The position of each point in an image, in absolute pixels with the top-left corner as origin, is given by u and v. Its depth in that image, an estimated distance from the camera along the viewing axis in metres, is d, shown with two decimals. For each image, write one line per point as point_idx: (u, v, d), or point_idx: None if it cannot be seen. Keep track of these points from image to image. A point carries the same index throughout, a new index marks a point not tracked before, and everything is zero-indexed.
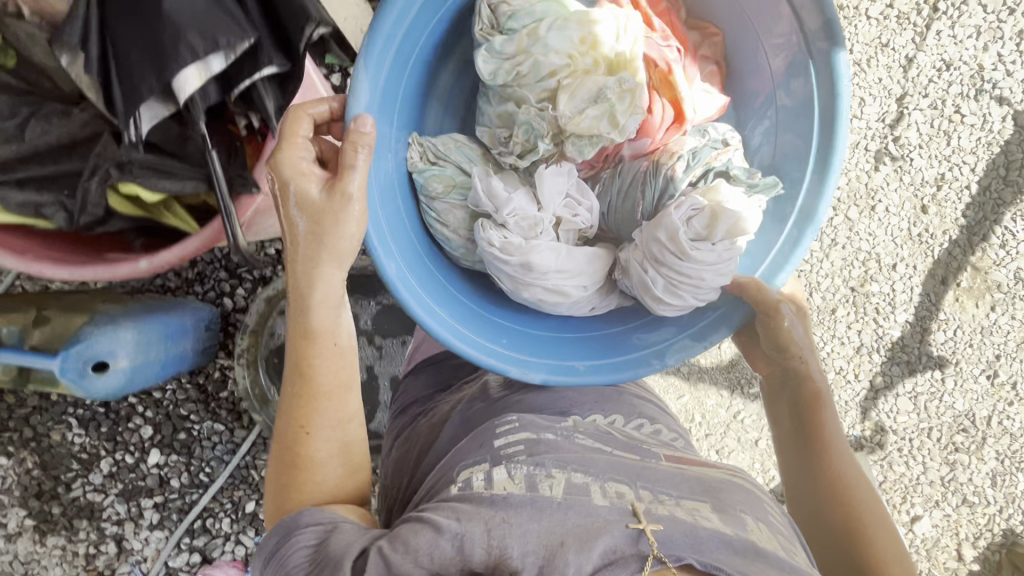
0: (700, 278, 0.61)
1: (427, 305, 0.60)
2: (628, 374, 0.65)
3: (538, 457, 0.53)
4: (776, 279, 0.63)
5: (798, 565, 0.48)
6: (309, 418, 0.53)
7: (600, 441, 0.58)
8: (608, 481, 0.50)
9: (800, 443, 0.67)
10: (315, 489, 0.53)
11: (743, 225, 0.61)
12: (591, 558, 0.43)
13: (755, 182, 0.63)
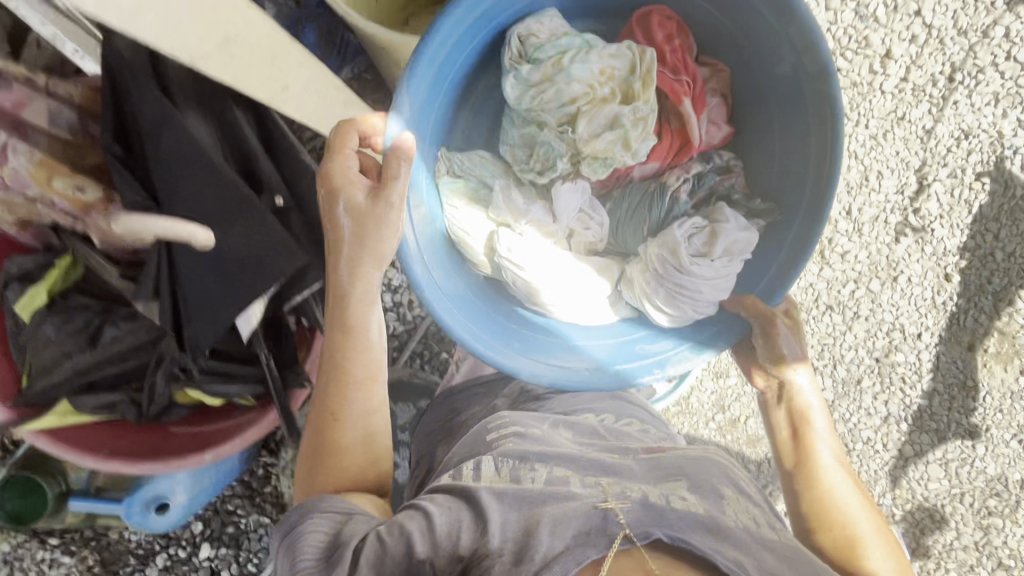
0: (700, 291, 0.66)
1: (447, 306, 0.66)
2: (629, 380, 0.71)
3: (521, 452, 0.60)
4: (773, 297, 0.69)
5: (767, 534, 0.54)
6: (341, 407, 0.60)
7: (587, 443, 0.65)
8: (590, 475, 0.56)
9: (793, 455, 0.67)
10: (342, 469, 0.60)
11: (739, 245, 0.67)
12: (564, 537, 0.47)
13: (755, 208, 0.71)
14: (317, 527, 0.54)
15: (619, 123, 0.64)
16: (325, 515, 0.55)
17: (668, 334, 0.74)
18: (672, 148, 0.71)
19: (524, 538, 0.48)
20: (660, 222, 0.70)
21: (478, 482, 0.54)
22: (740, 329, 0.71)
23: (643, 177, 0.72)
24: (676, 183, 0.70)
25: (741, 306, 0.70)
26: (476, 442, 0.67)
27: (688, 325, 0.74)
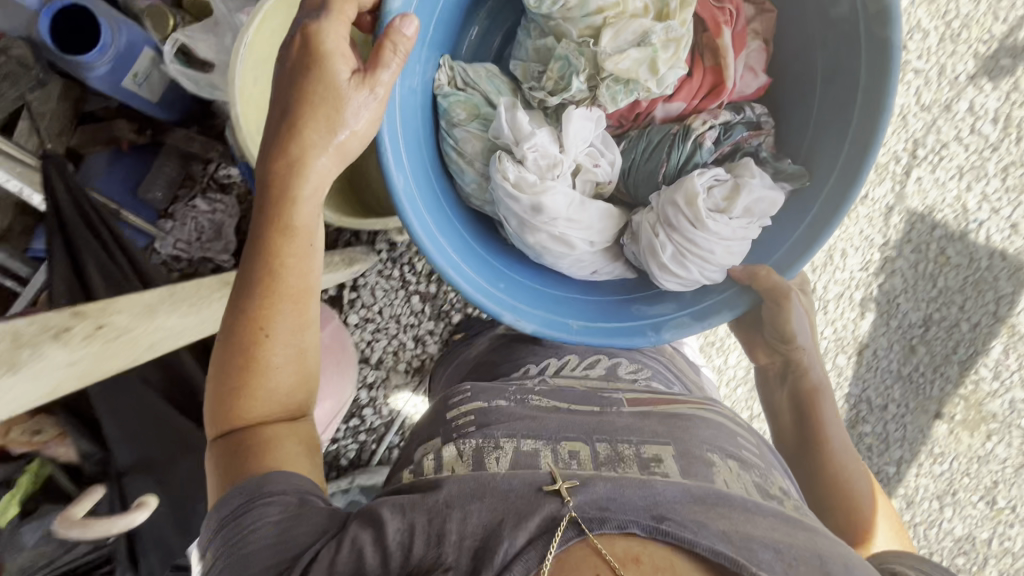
0: (710, 251, 0.59)
1: (431, 232, 0.60)
2: (620, 341, 0.65)
3: (487, 429, 0.60)
4: (789, 271, 0.63)
5: (761, 503, 0.52)
6: (269, 319, 0.51)
7: (559, 400, 0.66)
8: (560, 443, 0.57)
9: (799, 437, 0.64)
10: (266, 394, 0.52)
11: (762, 206, 0.59)
12: (526, 531, 0.45)
13: (784, 170, 0.64)
14: (267, 518, 0.47)
15: (648, 40, 0.56)
16: (271, 504, 0.48)
17: (667, 302, 0.68)
18: (702, 91, 0.64)
19: (483, 541, 0.46)
20: (676, 172, 0.63)
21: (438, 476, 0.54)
22: (747, 302, 0.64)
23: (665, 121, 0.65)
24: (700, 127, 0.63)
25: (750, 276, 0.63)
26: (436, 422, 0.67)
27: (689, 292, 0.67)
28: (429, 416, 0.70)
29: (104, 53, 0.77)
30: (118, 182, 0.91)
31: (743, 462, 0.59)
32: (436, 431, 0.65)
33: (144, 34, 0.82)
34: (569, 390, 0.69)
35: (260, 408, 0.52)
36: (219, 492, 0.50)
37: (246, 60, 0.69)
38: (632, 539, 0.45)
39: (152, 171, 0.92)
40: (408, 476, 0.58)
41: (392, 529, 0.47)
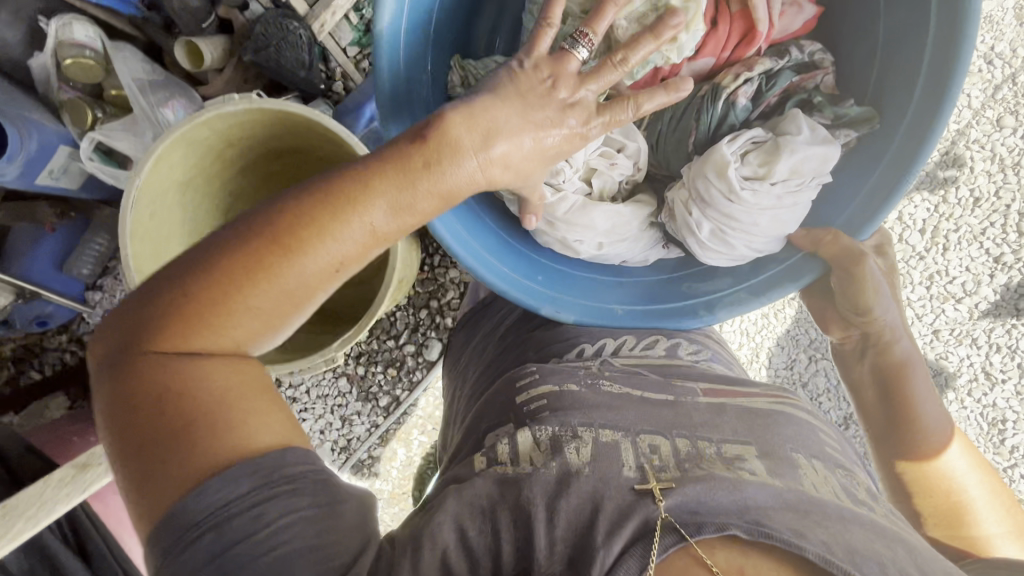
0: (754, 222, 0.58)
1: (460, 236, 0.60)
2: (670, 323, 0.63)
3: (562, 415, 0.62)
4: (863, 231, 0.55)
5: (862, 513, 0.52)
6: (345, 251, 0.41)
7: (630, 388, 0.67)
8: (639, 436, 0.59)
9: (886, 418, 0.60)
10: (265, 295, 0.40)
11: (806, 164, 0.57)
12: (622, 537, 0.48)
13: (845, 116, 0.58)
14: (296, 509, 0.39)
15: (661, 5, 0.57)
16: (297, 491, 0.40)
17: (722, 275, 0.64)
18: (732, 41, 0.60)
19: (580, 544, 0.49)
20: (706, 139, 0.62)
21: (518, 467, 0.57)
22: (813, 273, 0.56)
23: (693, 77, 0.63)
24: (733, 82, 0.60)
25: (813, 243, 0.57)
26: (504, 409, 0.68)
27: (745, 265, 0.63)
28: (493, 397, 0.72)
29: (19, 160, 0.79)
30: (44, 260, 0.94)
31: (829, 460, 0.58)
32: (505, 416, 0.66)
33: (52, 131, 0.84)
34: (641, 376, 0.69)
35: (251, 310, 0.40)
36: (165, 441, 0.38)
37: (141, 194, 0.68)
38: (729, 548, 0.48)
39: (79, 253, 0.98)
40: (480, 461, 0.60)
41: (476, 531, 0.52)
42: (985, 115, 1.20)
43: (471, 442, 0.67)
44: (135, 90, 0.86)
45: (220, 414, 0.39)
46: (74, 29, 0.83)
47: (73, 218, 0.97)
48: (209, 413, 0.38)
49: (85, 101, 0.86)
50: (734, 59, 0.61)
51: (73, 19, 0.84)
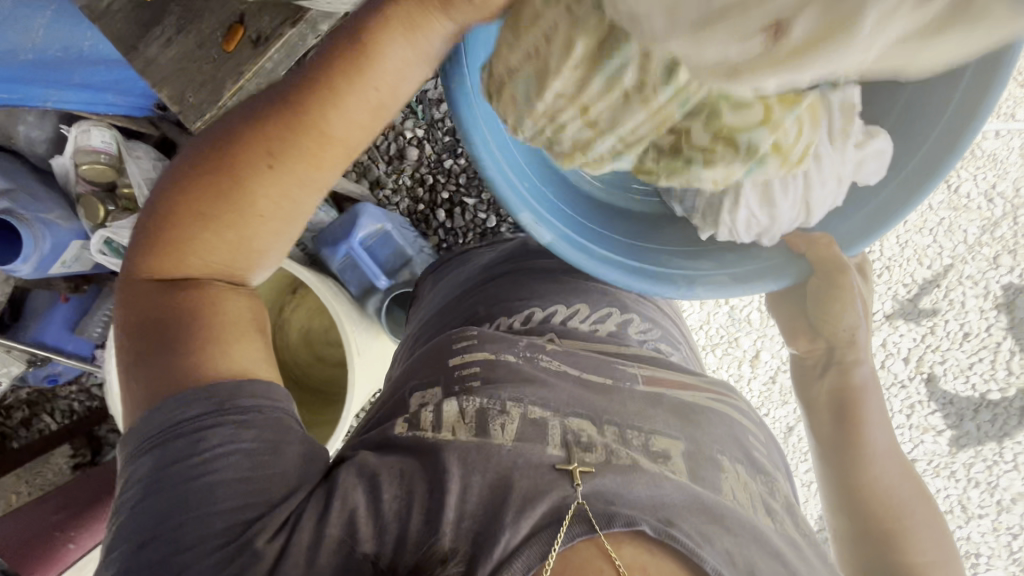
0: (828, 178, 0.59)
1: (481, 129, 0.62)
2: (641, 284, 0.66)
3: (493, 388, 0.60)
4: (853, 247, 0.61)
5: (761, 525, 0.51)
6: (274, 160, 0.50)
7: (574, 366, 0.65)
8: (568, 418, 0.58)
9: (838, 440, 0.66)
10: (211, 206, 0.52)
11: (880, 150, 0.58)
12: (524, 526, 0.48)
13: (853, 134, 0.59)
14: (235, 441, 0.51)
15: None
16: (244, 424, 0.52)
17: (705, 261, 0.66)
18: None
19: (482, 522, 0.49)
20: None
21: (440, 434, 0.56)
22: (801, 270, 0.61)
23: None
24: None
25: (807, 243, 0.61)
26: (435, 365, 0.65)
27: (731, 256, 0.65)
28: (428, 352, 0.69)
29: (40, 256, 1.05)
30: (58, 322, 1.25)
31: (752, 466, 0.58)
32: (433, 374, 0.64)
33: (65, 230, 1.10)
34: (584, 356, 0.67)
35: (207, 223, 0.52)
36: (146, 347, 0.54)
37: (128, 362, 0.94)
38: (639, 544, 0.47)
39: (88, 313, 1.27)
40: (401, 425, 0.59)
41: (389, 496, 0.52)
42: (981, 251, 1.30)
43: (395, 399, 0.65)
44: (145, 188, 1.12)
45: (187, 330, 0.53)
46: (91, 137, 1.08)
47: (87, 289, 1.28)
48: (171, 333, 0.53)
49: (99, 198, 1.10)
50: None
51: (92, 127, 1.09)
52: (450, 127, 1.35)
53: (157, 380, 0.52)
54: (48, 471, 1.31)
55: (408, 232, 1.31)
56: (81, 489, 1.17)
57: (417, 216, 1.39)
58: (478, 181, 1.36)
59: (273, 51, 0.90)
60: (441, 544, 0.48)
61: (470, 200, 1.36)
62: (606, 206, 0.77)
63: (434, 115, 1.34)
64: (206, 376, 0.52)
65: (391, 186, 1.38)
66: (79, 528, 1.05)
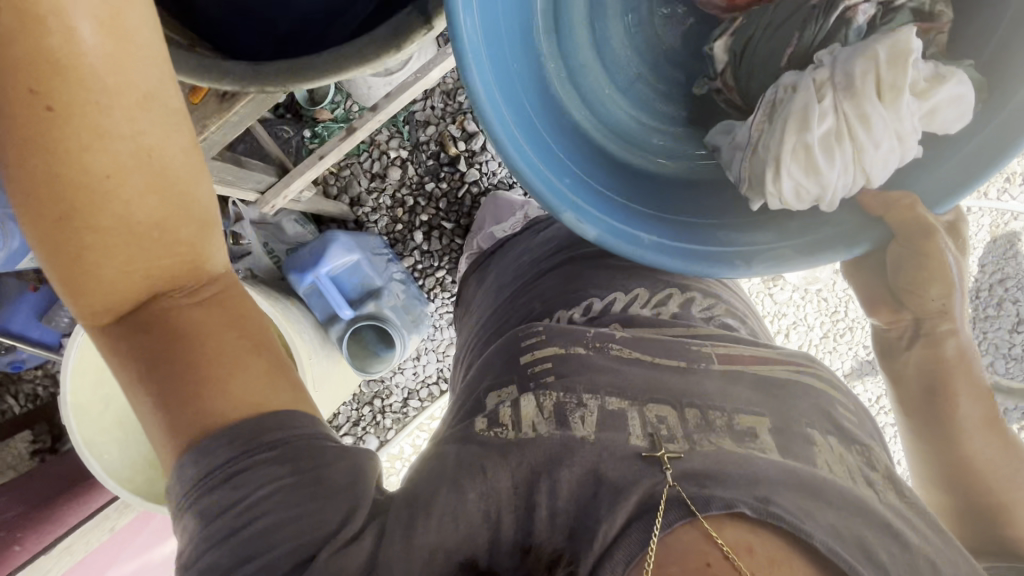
0: (881, 142, 0.59)
1: (511, 134, 0.59)
2: (700, 268, 0.62)
3: (567, 380, 0.58)
4: (941, 205, 0.60)
5: (859, 494, 0.50)
6: (58, 99, 0.43)
7: (645, 351, 0.63)
8: (647, 405, 0.56)
9: (931, 419, 0.69)
10: (64, 199, 0.45)
11: (944, 106, 0.58)
12: (622, 512, 0.47)
13: (922, 76, 0.59)
14: (275, 478, 0.48)
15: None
16: (278, 459, 0.49)
17: (767, 231, 0.66)
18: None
19: (577, 514, 0.48)
20: (805, 49, 0.68)
21: (521, 433, 0.54)
22: (878, 234, 0.61)
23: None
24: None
25: (885, 207, 0.60)
26: (507, 366, 0.64)
27: (793, 224, 0.65)
28: (498, 351, 0.68)
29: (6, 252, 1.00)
30: (24, 311, 1.21)
31: (845, 436, 0.57)
32: (507, 374, 0.63)
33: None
34: (651, 341, 0.65)
35: (84, 225, 0.46)
36: (149, 398, 0.50)
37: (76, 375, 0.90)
38: (741, 527, 0.46)
39: (56, 303, 1.22)
40: (481, 423, 0.57)
41: (475, 496, 0.50)
42: None
43: (471, 401, 0.64)
44: None
45: (161, 356, 0.50)
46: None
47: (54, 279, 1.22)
48: (161, 370, 0.50)
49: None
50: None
51: None
52: (434, 150, 1.49)
53: (177, 428, 0.49)
54: (7, 455, 1.30)
55: (376, 263, 1.40)
56: (29, 490, 1.13)
57: (395, 235, 1.52)
58: (457, 207, 1.50)
59: (241, 107, 0.80)
60: (546, 547, 0.48)
61: (446, 225, 1.51)
62: (665, 180, 0.79)
63: (420, 137, 1.48)
64: (211, 415, 0.49)
65: (371, 205, 1.49)
66: (26, 530, 1.02)
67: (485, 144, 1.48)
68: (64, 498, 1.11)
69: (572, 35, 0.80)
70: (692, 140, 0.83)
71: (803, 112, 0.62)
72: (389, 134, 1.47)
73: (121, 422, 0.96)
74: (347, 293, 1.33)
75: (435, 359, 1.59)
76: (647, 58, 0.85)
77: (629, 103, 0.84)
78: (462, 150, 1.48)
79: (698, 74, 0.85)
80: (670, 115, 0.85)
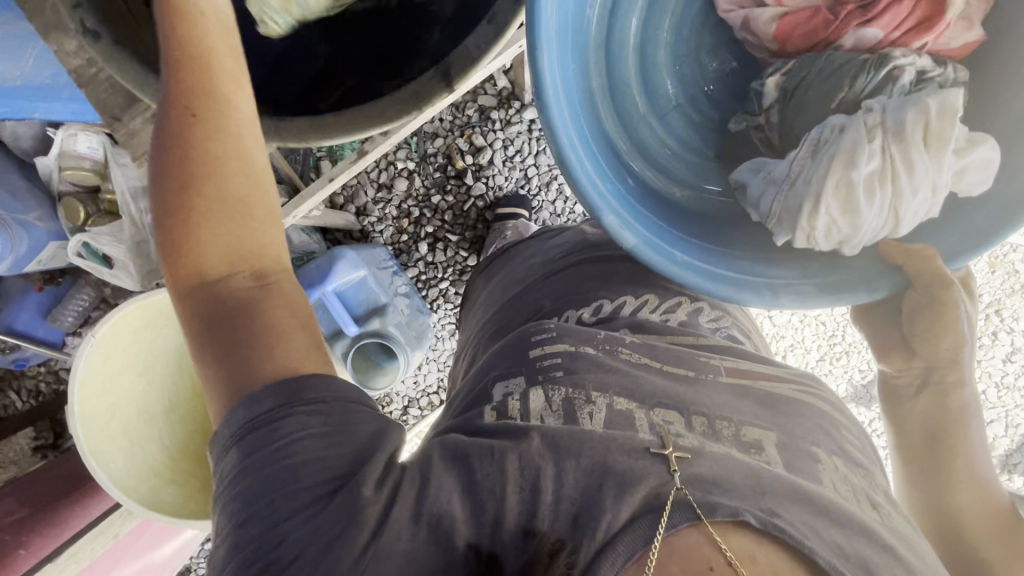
0: (916, 192, 0.63)
1: (574, 140, 0.61)
2: (725, 292, 0.65)
3: (576, 377, 0.60)
4: (955, 263, 0.64)
5: (860, 516, 0.52)
6: (195, 99, 0.53)
7: (652, 357, 0.65)
8: (653, 409, 0.58)
9: (930, 462, 0.71)
10: (186, 175, 0.52)
11: (971, 173, 0.62)
12: (627, 506, 0.48)
13: (961, 138, 0.63)
14: (307, 427, 0.50)
15: (883, 60, 0.71)
16: (314, 412, 0.50)
17: (789, 268, 0.69)
18: (905, 25, 0.74)
19: (581, 503, 0.49)
20: (855, 97, 0.72)
21: (528, 422, 0.56)
22: (896, 282, 0.64)
23: (854, 47, 0.76)
24: (901, 62, 0.71)
25: (905, 257, 0.63)
26: (516, 357, 0.66)
27: (815, 265, 0.68)
28: (506, 346, 0.69)
29: (17, 256, 1.22)
30: (33, 310, 1.40)
31: (848, 460, 0.59)
32: (515, 366, 0.64)
33: (42, 231, 1.26)
34: (662, 348, 0.67)
35: (196, 198, 0.52)
36: (213, 364, 0.52)
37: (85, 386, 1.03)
38: (744, 533, 0.46)
39: (62, 303, 1.44)
40: (489, 415, 0.59)
41: (483, 475, 0.51)
42: None
43: (475, 392, 0.66)
44: (129, 197, 1.25)
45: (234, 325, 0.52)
46: (78, 142, 1.23)
47: (62, 280, 1.43)
48: (230, 335, 0.52)
49: (80, 199, 1.27)
50: (900, 42, 0.74)
51: (79, 133, 1.23)
52: (440, 163, 1.51)
53: (230, 389, 0.51)
54: (9, 449, 1.43)
55: (384, 279, 1.44)
56: (38, 490, 1.24)
57: (399, 246, 1.54)
58: (462, 220, 1.54)
59: None
60: (546, 534, 0.49)
61: (451, 237, 1.54)
62: (691, 209, 0.82)
63: (427, 150, 1.49)
64: (255, 376, 0.51)
65: (376, 215, 1.51)
66: (32, 534, 1.12)
67: (492, 158, 1.51)
68: (71, 503, 1.21)
69: (623, 59, 0.85)
70: (715, 173, 0.88)
71: (851, 150, 0.65)
72: (398, 146, 1.49)
73: (123, 432, 1.08)
74: (353, 310, 1.39)
75: (435, 369, 1.63)
76: (686, 90, 0.90)
77: (666, 130, 0.89)
78: (469, 163, 1.51)
79: (735, 112, 0.90)
80: (701, 147, 0.90)
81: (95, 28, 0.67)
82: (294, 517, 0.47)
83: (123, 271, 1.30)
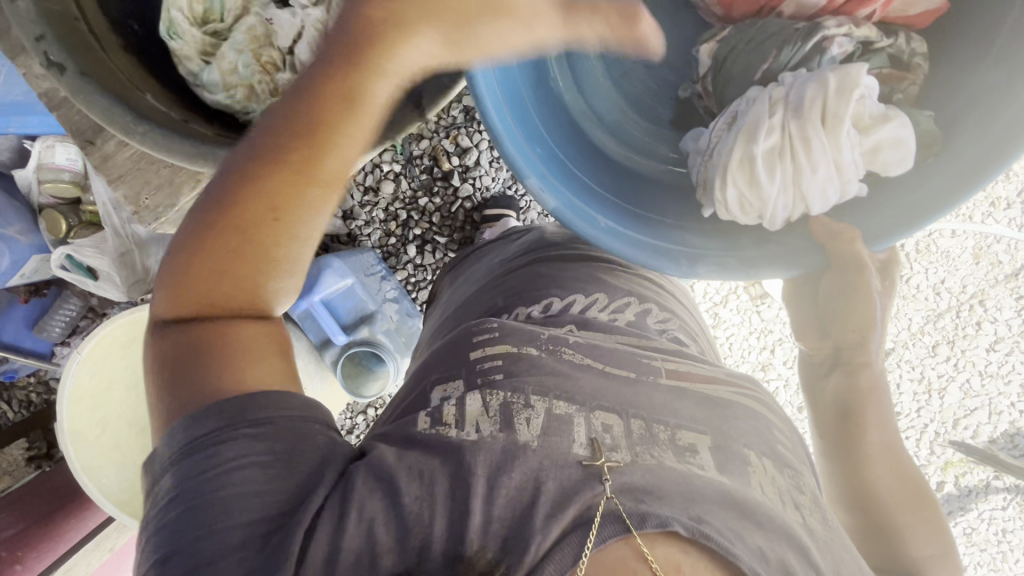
0: (815, 170, 0.63)
1: (496, 100, 0.63)
2: (647, 260, 0.65)
3: (517, 380, 0.58)
4: (877, 244, 0.63)
5: (789, 523, 0.51)
6: (294, 198, 0.54)
7: (592, 358, 0.64)
8: (594, 413, 0.56)
9: (844, 442, 0.71)
10: (244, 246, 0.54)
11: (878, 152, 0.63)
12: (558, 524, 0.46)
13: (864, 116, 0.63)
14: (250, 453, 0.50)
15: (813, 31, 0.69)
16: (258, 436, 0.51)
17: (717, 241, 0.69)
18: None
19: (512, 523, 0.47)
20: (781, 66, 0.71)
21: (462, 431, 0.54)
22: (816, 260, 0.65)
23: (795, 14, 0.74)
24: (833, 32, 0.69)
25: (829, 235, 0.64)
26: (457, 359, 0.64)
27: (745, 238, 0.69)
28: (450, 345, 0.68)
29: None
30: (18, 322, 1.43)
31: (778, 460, 0.59)
32: (454, 367, 0.63)
33: (24, 244, 1.27)
34: (605, 348, 0.66)
35: (249, 276, 0.54)
36: (159, 376, 0.54)
37: (72, 402, 1.06)
38: (674, 548, 0.45)
39: (50, 312, 1.45)
40: (423, 421, 0.57)
41: (412, 498, 0.50)
42: (923, 340, 1.51)
43: (416, 394, 0.64)
44: (109, 206, 1.22)
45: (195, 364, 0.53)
46: (55, 154, 1.23)
47: (49, 289, 1.44)
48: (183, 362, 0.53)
49: (61, 212, 1.27)
50: (845, 10, 0.72)
51: (56, 143, 1.23)
52: (427, 165, 1.50)
53: (167, 401, 0.52)
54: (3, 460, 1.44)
55: (372, 284, 1.44)
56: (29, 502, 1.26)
57: (387, 249, 1.53)
58: (450, 222, 1.52)
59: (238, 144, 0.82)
60: (474, 552, 0.47)
61: (440, 240, 1.52)
62: (650, 177, 0.82)
63: (413, 151, 1.48)
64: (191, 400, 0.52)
65: (364, 217, 1.50)
66: (28, 549, 1.14)
67: (479, 160, 1.50)
68: (63, 522, 1.24)
69: None
70: (668, 138, 0.88)
71: (752, 126, 0.66)
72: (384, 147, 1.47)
73: (114, 447, 1.11)
74: (342, 318, 1.39)
75: None
76: None
77: (624, 96, 0.90)
78: (456, 164, 1.49)
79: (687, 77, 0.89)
80: (655, 116, 0.90)
81: (61, 60, 0.73)
82: (226, 543, 0.47)
83: (108, 284, 1.29)
